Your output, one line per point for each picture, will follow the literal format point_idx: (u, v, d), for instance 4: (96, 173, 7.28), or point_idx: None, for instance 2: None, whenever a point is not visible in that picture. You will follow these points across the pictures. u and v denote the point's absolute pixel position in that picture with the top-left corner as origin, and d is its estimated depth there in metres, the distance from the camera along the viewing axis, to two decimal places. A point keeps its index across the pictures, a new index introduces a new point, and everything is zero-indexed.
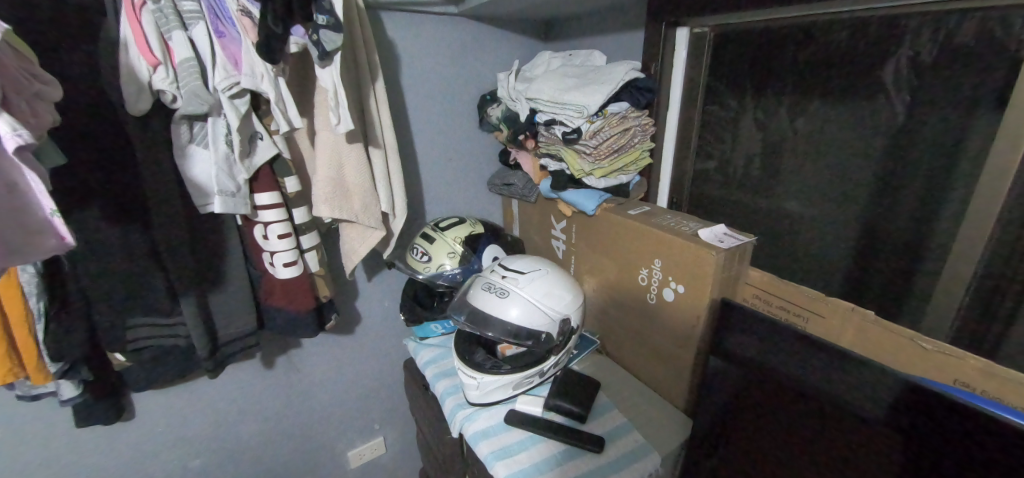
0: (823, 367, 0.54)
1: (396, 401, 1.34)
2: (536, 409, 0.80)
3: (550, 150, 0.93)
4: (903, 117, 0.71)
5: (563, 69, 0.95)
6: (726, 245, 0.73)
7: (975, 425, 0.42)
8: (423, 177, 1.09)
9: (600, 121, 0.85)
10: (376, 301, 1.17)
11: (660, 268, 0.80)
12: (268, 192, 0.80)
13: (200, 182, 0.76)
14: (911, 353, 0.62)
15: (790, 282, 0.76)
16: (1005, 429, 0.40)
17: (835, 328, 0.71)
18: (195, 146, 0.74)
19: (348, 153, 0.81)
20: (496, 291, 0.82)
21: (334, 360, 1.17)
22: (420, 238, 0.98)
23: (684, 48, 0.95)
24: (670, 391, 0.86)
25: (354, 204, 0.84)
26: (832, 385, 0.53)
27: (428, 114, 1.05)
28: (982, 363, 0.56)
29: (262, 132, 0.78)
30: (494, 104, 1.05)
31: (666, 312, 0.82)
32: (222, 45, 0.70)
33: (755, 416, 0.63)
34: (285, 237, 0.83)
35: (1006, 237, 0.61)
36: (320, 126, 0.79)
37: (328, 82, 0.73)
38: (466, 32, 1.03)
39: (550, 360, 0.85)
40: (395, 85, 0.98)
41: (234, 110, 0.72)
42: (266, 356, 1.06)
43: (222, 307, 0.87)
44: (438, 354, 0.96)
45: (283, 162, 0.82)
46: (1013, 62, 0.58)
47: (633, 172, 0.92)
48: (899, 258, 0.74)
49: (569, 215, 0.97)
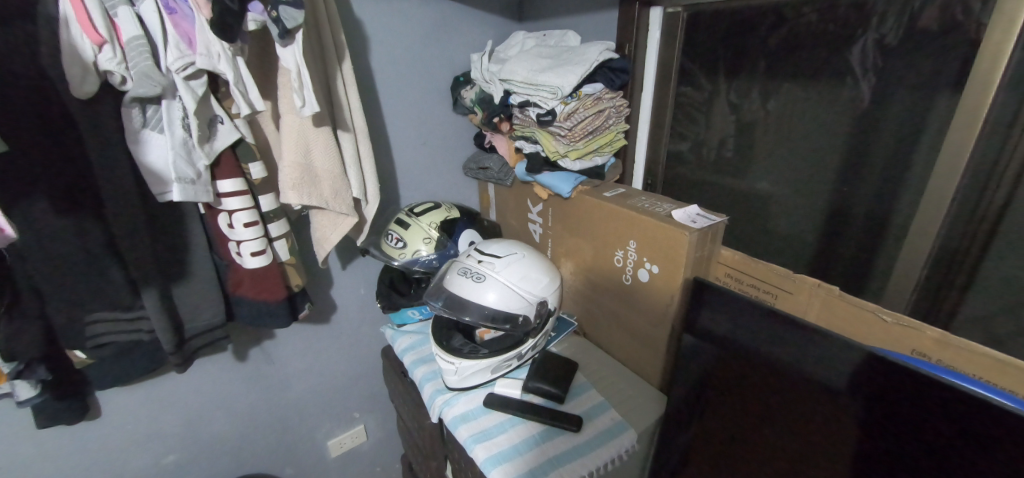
0: (790, 341, 0.55)
1: (375, 389, 1.33)
2: (515, 392, 0.81)
3: (525, 133, 0.92)
4: (868, 98, 0.73)
5: (537, 49, 0.93)
6: (699, 225, 0.74)
7: (935, 392, 0.44)
8: (396, 162, 1.06)
9: (574, 103, 0.84)
10: (351, 290, 1.14)
11: (635, 249, 0.81)
12: (231, 179, 0.77)
13: (157, 169, 0.72)
14: (874, 326, 0.65)
15: (761, 260, 0.78)
16: (960, 396, 0.42)
17: (802, 303, 0.74)
18: (150, 131, 0.70)
19: (315, 138, 0.78)
20: (472, 276, 0.81)
21: (310, 350, 1.15)
22: (395, 224, 0.96)
23: (657, 28, 0.96)
24: (646, 369, 0.87)
25: (323, 189, 0.81)
26: (798, 358, 0.55)
27: (399, 97, 1.01)
28: (939, 334, 0.58)
29: (223, 116, 0.74)
30: (467, 86, 1.03)
31: (641, 292, 0.83)
32: (174, 22, 0.65)
33: (727, 390, 0.64)
34: (252, 226, 0.80)
35: (961, 213, 0.63)
36: (284, 108, 0.76)
37: (290, 62, 0.69)
38: (437, 12, 1.00)
39: (528, 343, 0.85)
40: (363, 66, 0.94)
41: (190, 93, 0.68)
42: (238, 349, 1.03)
43: (188, 299, 0.84)
44: (416, 341, 0.95)
45: (246, 146, 0.79)
46: (972, 43, 0.59)
47: (608, 153, 0.92)
48: (864, 235, 0.76)
49: (545, 198, 0.96)
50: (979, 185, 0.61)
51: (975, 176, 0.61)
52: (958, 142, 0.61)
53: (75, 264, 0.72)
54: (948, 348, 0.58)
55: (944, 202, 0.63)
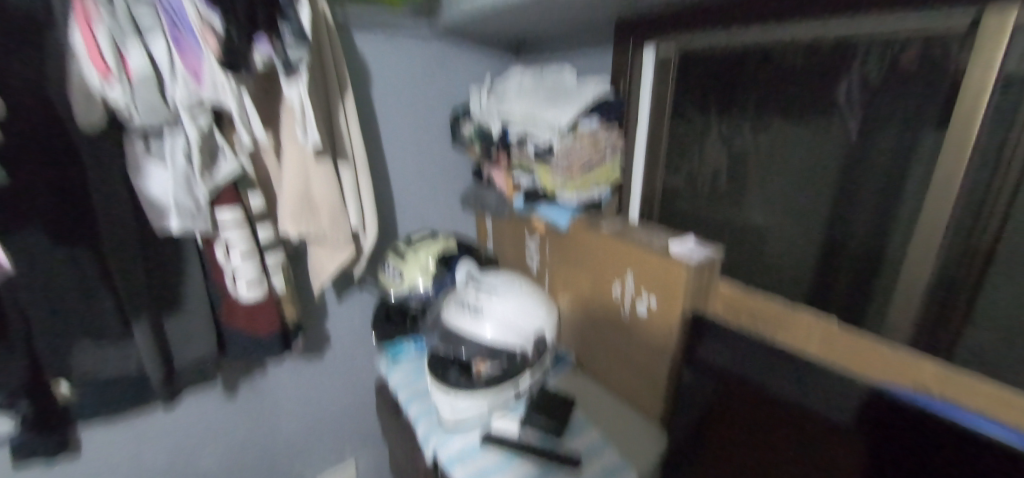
0: (789, 374, 0.55)
1: (369, 424, 1.29)
2: (513, 428, 0.79)
3: (522, 166, 0.93)
4: (856, 135, 0.75)
5: (535, 86, 0.95)
6: (696, 258, 0.74)
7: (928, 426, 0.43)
8: (395, 193, 1.07)
9: (571, 138, 0.84)
10: (346, 321, 1.13)
11: (632, 280, 0.81)
12: (230, 209, 0.77)
13: (157, 200, 0.73)
14: (874, 359, 0.64)
15: (758, 292, 0.78)
16: (958, 434, 0.40)
17: (801, 336, 0.73)
18: (152, 162, 0.71)
19: (315, 169, 0.79)
20: (470, 309, 0.80)
21: (302, 383, 1.12)
22: (392, 255, 0.96)
23: (650, 70, 1.00)
24: (646, 403, 0.85)
25: (321, 219, 0.82)
26: (798, 392, 0.54)
27: (399, 130, 1.04)
28: (939, 368, 0.57)
29: (224, 148, 0.75)
30: (466, 120, 1.05)
31: (639, 324, 0.82)
32: (181, 57, 0.67)
33: (729, 426, 0.63)
34: (248, 256, 0.80)
35: (956, 245, 0.63)
36: (286, 141, 0.77)
37: (293, 95, 0.71)
38: (438, 50, 1.04)
39: (525, 377, 0.83)
40: (365, 101, 0.97)
41: (195, 126, 0.69)
42: (228, 382, 1.01)
43: (180, 330, 0.83)
44: (410, 376, 0.93)
45: (247, 179, 0.80)
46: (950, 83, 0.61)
47: (605, 187, 0.93)
48: (859, 269, 0.77)
49: (543, 231, 0.97)
50: (968, 221, 0.62)
51: (964, 214, 0.62)
52: (943, 180, 0.61)
53: (66, 296, 0.71)
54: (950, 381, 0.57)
55: (933, 238, 0.64)
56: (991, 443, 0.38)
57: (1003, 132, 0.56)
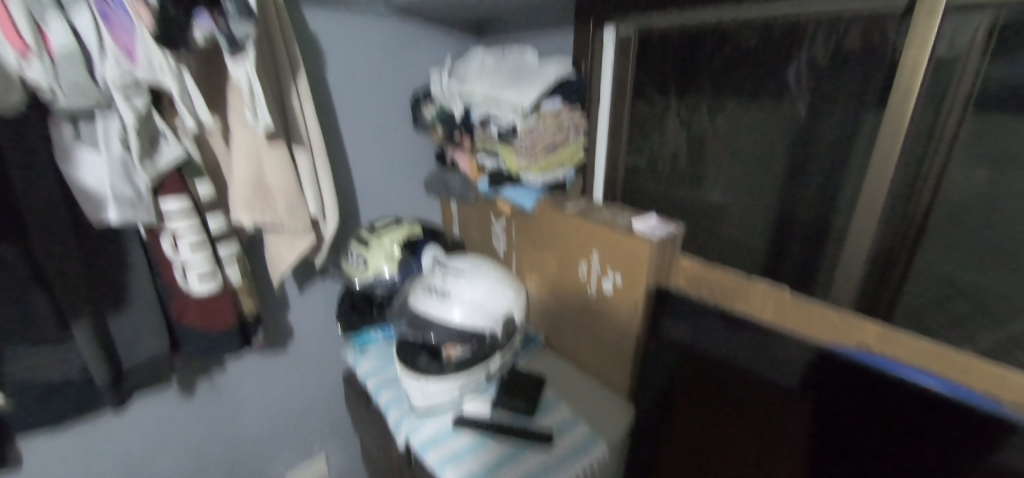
0: (736, 341, 0.61)
1: (337, 417, 1.26)
2: (484, 410, 0.79)
3: (486, 148, 0.92)
4: None
5: (496, 67, 0.93)
6: (659, 234, 0.77)
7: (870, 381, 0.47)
8: (355, 177, 1.03)
9: (534, 118, 0.85)
10: (311, 313, 1.09)
11: (598, 260, 0.83)
12: (176, 199, 0.72)
13: (92, 190, 0.67)
14: (825, 323, 0.69)
15: (716, 265, 0.82)
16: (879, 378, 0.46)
17: (758, 306, 0.78)
18: (84, 149, 0.66)
19: (267, 155, 0.75)
20: (437, 293, 0.79)
21: (266, 380, 1.08)
22: (355, 243, 0.93)
23: (611, 49, 1.01)
24: (614, 378, 0.88)
25: (277, 208, 0.78)
26: (746, 358, 0.60)
27: (358, 113, 1.00)
28: (881, 328, 0.62)
29: (167, 132, 0.70)
30: (427, 102, 1.02)
31: (607, 302, 0.84)
32: (112, 33, 0.61)
33: (696, 397, 0.68)
34: (199, 248, 0.75)
35: (895, 211, 0.67)
36: (234, 125, 0.73)
37: (242, 77, 0.67)
38: (398, 32, 1.01)
39: (495, 359, 0.83)
40: (319, 82, 0.92)
41: (131, 108, 0.64)
42: (185, 382, 0.95)
43: (124, 328, 0.78)
44: (379, 363, 0.91)
45: (193, 165, 0.75)
46: None
47: (569, 168, 0.94)
48: (807, 239, 0.81)
49: (508, 213, 0.96)
50: (907, 187, 0.65)
51: (902, 182, 0.66)
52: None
53: None
54: (892, 341, 0.62)
55: None
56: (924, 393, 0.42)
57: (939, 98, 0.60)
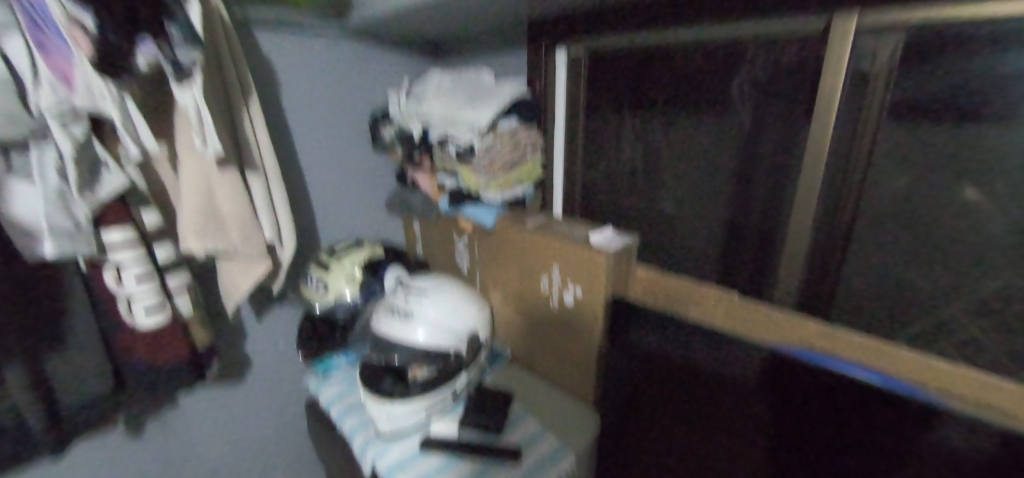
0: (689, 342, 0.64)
1: (301, 446, 1.22)
2: (452, 430, 0.77)
3: (445, 168, 0.94)
4: None
5: (453, 88, 0.94)
6: (615, 248, 0.79)
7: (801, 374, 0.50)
8: (314, 201, 1.02)
9: (491, 138, 0.87)
10: (269, 340, 1.05)
11: (558, 273, 0.84)
12: (119, 229, 0.70)
13: (26, 223, 0.64)
14: (769, 324, 0.74)
15: (670, 274, 0.86)
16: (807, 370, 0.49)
17: (711, 310, 0.82)
18: (15, 180, 0.62)
19: (219, 180, 0.73)
20: (400, 313, 0.79)
21: (223, 414, 1.03)
22: (315, 267, 0.91)
23: (563, 68, 1.06)
24: (579, 388, 0.90)
25: (230, 234, 0.76)
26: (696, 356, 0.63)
27: (316, 135, 0.99)
28: (820, 326, 0.67)
29: (108, 161, 0.68)
30: (386, 123, 1.02)
31: (569, 314, 0.85)
32: (46, 59, 0.59)
33: (658, 401, 0.70)
34: (145, 280, 0.72)
35: (828, 216, 0.72)
36: (182, 150, 0.71)
37: (188, 100, 0.65)
38: (354, 55, 1.02)
39: (462, 377, 0.82)
40: (273, 106, 0.92)
41: (68, 137, 0.62)
42: (133, 422, 0.89)
43: (62, 370, 0.73)
44: (344, 388, 0.90)
45: (138, 193, 0.73)
46: None
47: (528, 184, 0.96)
48: (752, 245, 0.86)
49: (469, 231, 0.97)
50: (833, 196, 0.71)
51: (830, 191, 0.71)
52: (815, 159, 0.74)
53: None
54: (832, 337, 0.66)
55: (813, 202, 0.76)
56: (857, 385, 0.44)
57: (852, 119, 0.66)
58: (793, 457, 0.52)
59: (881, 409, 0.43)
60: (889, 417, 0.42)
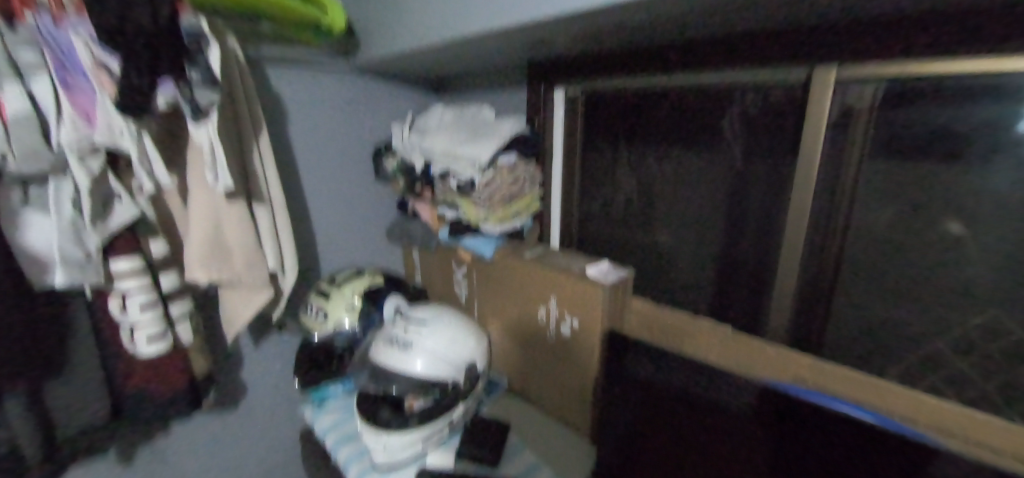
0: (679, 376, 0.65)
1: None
2: (447, 463, 0.78)
3: (446, 200, 0.96)
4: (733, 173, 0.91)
5: (455, 123, 0.98)
6: (611, 280, 0.81)
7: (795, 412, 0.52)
8: (316, 230, 1.04)
9: (491, 172, 0.90)
10: (265, 368, 1.05)
11: (556, 305, 0.86)
12: (127, 258, 0.71)
13: (38, 253, 0.65)
14: (761, 358, 0.76)
15: (664, 307, 0.88)
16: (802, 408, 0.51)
17: (704, 345, 0.83)
18: (31, 211, 0.64)
19: (227, 212, 0.76)
20: (400, 344, 0.80)
21: (215, 443, 1.02)
22: (316, 295, 0.92)
23: (561, 109, 1.11)
24: (575, 421, 0.91)
25: (235, 264, 0.78)
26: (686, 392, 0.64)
27: (321, 166, 1.02)
28: (812, 361, 0.69)
29: (121, 193, 0.70)
30: (389, 155, 1.06)
31: (566, 346, 0.87)
32: (70, 97, 0.61)
33: (648, 435, 0.71)
34: (149, 308, 0.73)
35: (815, 256, 0.76)
36: (193, 183, 0.73)
37: (203, 140, 0.69)
38: (360, 90, 1.06)
39: (458, 408, 0.83)
40: (281, 139, 0.95)
41: (84, 170, 0.64)
42: (124, 451, 0.88)
43: (59, 398, 0.73)
44: (340, 417, 0.90)
45: (147, 223, 0.75)
46: None
47: (527, 216, 0.99)
48: (744, 280, 0.88)
49: (469, 261, 0.99)
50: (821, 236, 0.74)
51: (816, 231, 0.74)
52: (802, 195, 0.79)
53: None
54: (822, 372, 0.69)
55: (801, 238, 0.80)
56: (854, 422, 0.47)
57: (835, 165, 0.70)
58: None
59: (888, 451, 0.45)
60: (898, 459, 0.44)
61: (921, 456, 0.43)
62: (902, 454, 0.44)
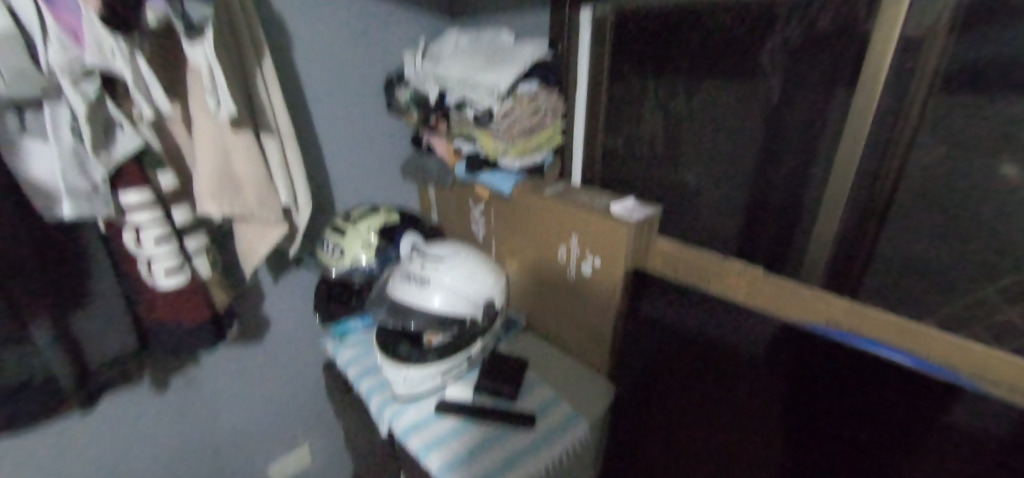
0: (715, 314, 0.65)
1: (320, 406, 1.26)
2: (467, 395, 0.79)
3: (462, 132, 0.92)
4: None
5: (471, 47, 0.91)
6: (636, 217, 0.77)
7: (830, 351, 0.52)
8: (329, 165, 1.00)
9: (510, 102, 0.84)
10: (287, 303, 1.07)
11: (577, 243, 0.83)
12: (136, 190, 0.69)
13: (43, 182, 0.63)
14: (794, 300, 0.73)
15: (693, 247, 0.84)
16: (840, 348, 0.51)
17: (731, 286, 0.81)
18: (30, 139, 0.61)
19: (234, 142, 0.72)
20: (417, 280, 0.78)
21: (244, 373, 1.06)
22: (331, 231, 0.90)
23: (587, 33, 1.02)
24: (594, 360, 0.90)
25: (247, 197, 0.75)
26: (720, 329, 0.65)
27: (331, 98, 0.97)
28: (852, 303, 0.66)
29: (122, 120, 0.66)
30: (402, 86, 0.99)
31: (586, 285, 0.84)
32: (55, 13, 0.55)
33: (672, 371, 0.73)
34: (164, 242, 0.72)
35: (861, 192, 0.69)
36: (195, 110, 0.69)
37: (199, 58, 0.63)
38: (372, 15, 0.97)
39: (476, 344, 0.83)
40: (288, 67, 0.89)
41: (81, 95, 0.59)
42: (158, 378, 0.92)
43: (87, 328, 0.74)
44: (359, 352, 0.91)
45: (153, 153, 0.71)
46: None
47: (548, 150, 0.94)
48: (778, 222, 0.82)
49: (487, 197, 0.96)
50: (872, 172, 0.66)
51: (869, 162, 0.67)
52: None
53: None
54: (860, 315, 0.66)
55: None
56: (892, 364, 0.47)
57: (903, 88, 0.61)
58: (807, 425, 0.55)
59: (895, 388, 0.47)
60: (914, 398, 0.46)
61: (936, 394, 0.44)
62: (911, 390, 0.46)
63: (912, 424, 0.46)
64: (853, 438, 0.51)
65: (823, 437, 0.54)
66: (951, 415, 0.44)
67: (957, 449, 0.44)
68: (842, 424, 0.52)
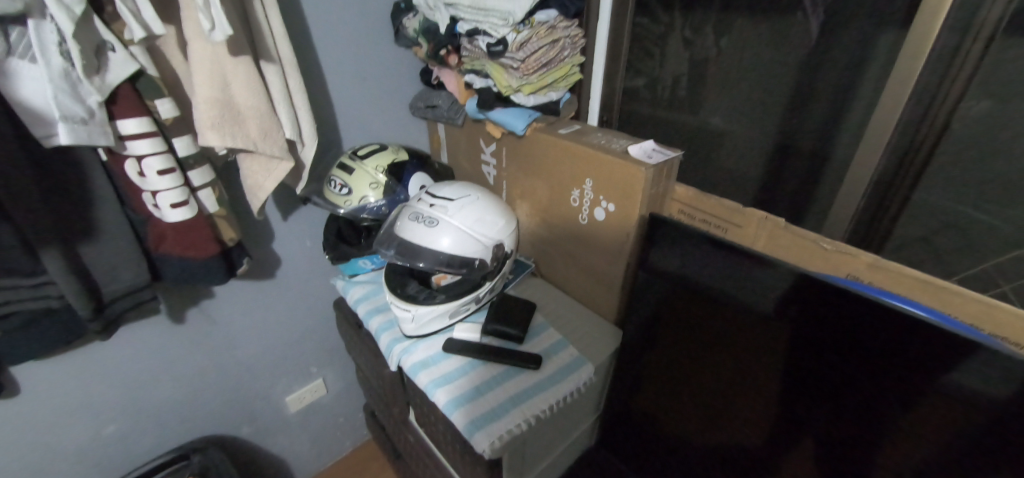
0: (721, 266, 0.61)
1: (332, 342, 1.30)
2: (475, 335, 0.80)
3: (473, 66, 0.87)
4: (816, 37, 0.77)
5: None
6: (654, 160, 0.73)
7: (847, 306, 0.49)
8: (334, 99, 0.96)
9: (527, 31, 0.78)
10: (297, 241, 1.07)
11: (592, 188, 0.79)
12: (134, 118, 0.66)
13: (36, 107, 0.59)
14: (813, 252, 0.70)
15: (710, 195, 0.80)
16: (859, 302, 0.48)
17: (749, 237, 0.78)
18: (17, 60, 0.56)
19: (233, 69, 0.68)
20: (425, 220, 0.77)
21: (257, 309, 1.08)
22: (337, 169, 0.88)
23: None
24: (602, 307, 0.90)
25: (249, 129, 0.72)
26: (726, 282, 0.61)
27: (337, 25, 0.90)
28: (873, 259, 0.62)
29: (113, 41, 0.62)
30: (410, 13, 0.91)
31: (598, 231, 0.82)
32: None
33: (674, 322, 0.71)
34: (167, 174, 0.70)
35: None
36: (189, 32, 0.64)
37: None
38: None
39: (485, 286, 0.83)
40: None
41: (66, 12, 0.54)
42: (175, 310, 0.95)
43: (99, 259, 0.74)
44: (369, 291, 0.91)
45: (148, 79, 0.67)
46: None
47: (563, 89, 0.89)
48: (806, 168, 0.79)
49: (499, 137, 0.91)
50: None
51: None
52: (909, 58, 0.65)
53: None
54: (879, 270, 0.63)
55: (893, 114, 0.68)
56: (914, 320, 0.44)
57: None
58: (814, 376, 0.55)
59: (914, 342, 0.45)
60: (927, 350, 0.44)
61: (952, 348, 0.43)
62: (930, 344, 0.44)
63: (924, 377, 0.45)
64: (857, 390, 0.51)
65: (825, 388, 0.54)
66: (963, 368, 0.43)
67: (965, 400, 0.43)
68: (852, 375, 0.51)
